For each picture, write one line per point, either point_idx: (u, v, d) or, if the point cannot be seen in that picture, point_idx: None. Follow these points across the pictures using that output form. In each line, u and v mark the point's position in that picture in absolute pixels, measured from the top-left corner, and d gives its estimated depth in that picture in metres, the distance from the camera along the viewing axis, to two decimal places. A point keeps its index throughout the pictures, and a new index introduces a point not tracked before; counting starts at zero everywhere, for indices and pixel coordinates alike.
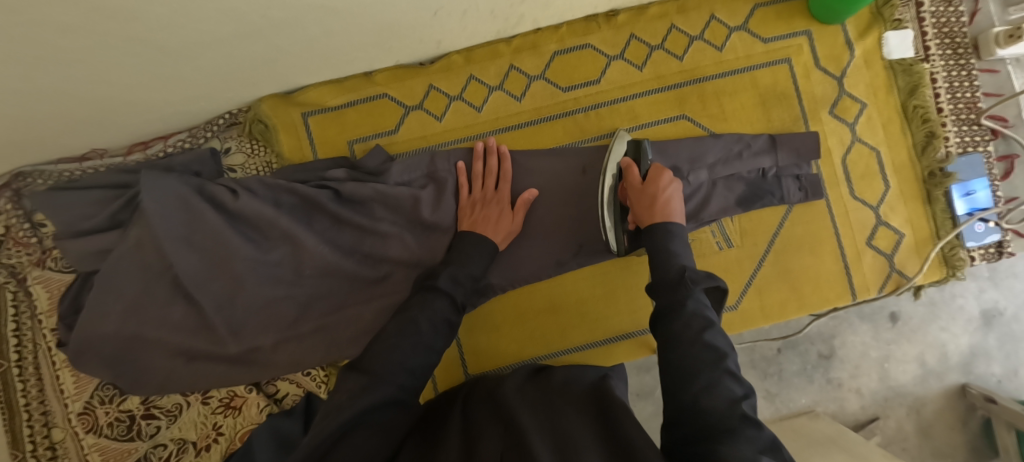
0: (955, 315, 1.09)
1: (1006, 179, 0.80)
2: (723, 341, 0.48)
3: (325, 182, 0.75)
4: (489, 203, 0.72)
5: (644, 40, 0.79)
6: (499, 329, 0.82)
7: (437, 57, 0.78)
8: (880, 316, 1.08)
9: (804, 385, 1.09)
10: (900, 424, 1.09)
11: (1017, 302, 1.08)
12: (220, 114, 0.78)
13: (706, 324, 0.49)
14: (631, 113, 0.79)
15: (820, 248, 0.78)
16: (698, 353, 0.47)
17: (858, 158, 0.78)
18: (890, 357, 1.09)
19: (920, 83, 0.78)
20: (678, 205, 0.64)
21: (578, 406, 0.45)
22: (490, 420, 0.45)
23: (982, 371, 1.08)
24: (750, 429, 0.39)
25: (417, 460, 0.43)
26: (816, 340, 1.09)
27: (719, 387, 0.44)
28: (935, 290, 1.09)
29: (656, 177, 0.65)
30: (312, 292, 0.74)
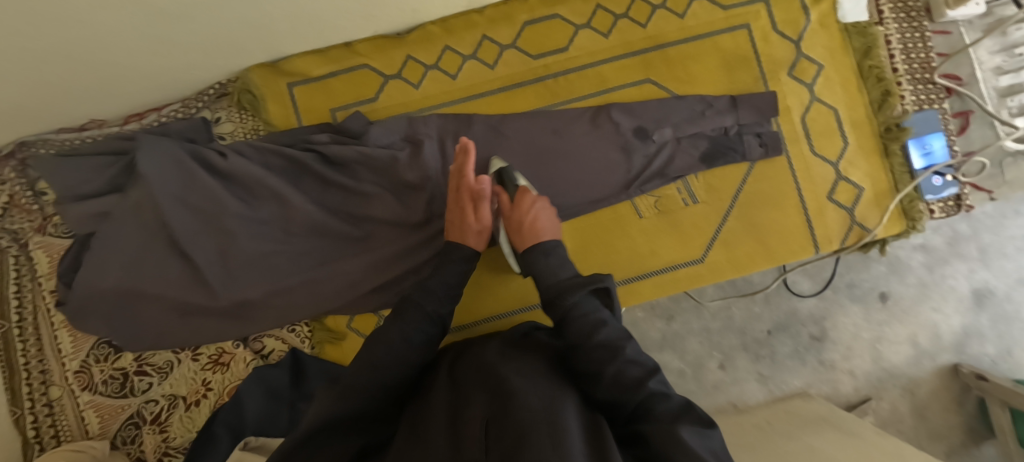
0: (946, 295, 1.10)
1: (963, 134, 0.83)
2: (616, 335, 0.55)
3: (310, 146, 0.79)
4: (453, 206, 0.73)
5: (609, 10, 0.83)
6: (485, 285, 0.85)
7: (413, 28, 0.83)
8: (871, 297, 1.10)
9: (797, 368, 1.11)
10: (894, 405, 1.10)
11: (1009, 283, 1.10)
12: (211, 85, 0.83)
13: (596, 326, 0.56)
14: (599, 78, 0.83)
15: (783, 203, 0.81)
16: (594, 352, 0.53)
17: (817, 116, 0.82)
18: (882, 338, 1.11)
19: (875, 44, 0.82)
20: (544, 222, 0.71)
21: (548, 374, 0.51)
22: (462, 394, 0.51)
23: (975, 351, 1.10)
24: (662, 403, 0.47)
25: (410, 434, 0.47)
26: (807, 322, 1.11)
27: (622, 374, 0.50)
28: (926, 272, 1.11)
29: (520, 200, 0.72)
30: (299, 250, 0.78)
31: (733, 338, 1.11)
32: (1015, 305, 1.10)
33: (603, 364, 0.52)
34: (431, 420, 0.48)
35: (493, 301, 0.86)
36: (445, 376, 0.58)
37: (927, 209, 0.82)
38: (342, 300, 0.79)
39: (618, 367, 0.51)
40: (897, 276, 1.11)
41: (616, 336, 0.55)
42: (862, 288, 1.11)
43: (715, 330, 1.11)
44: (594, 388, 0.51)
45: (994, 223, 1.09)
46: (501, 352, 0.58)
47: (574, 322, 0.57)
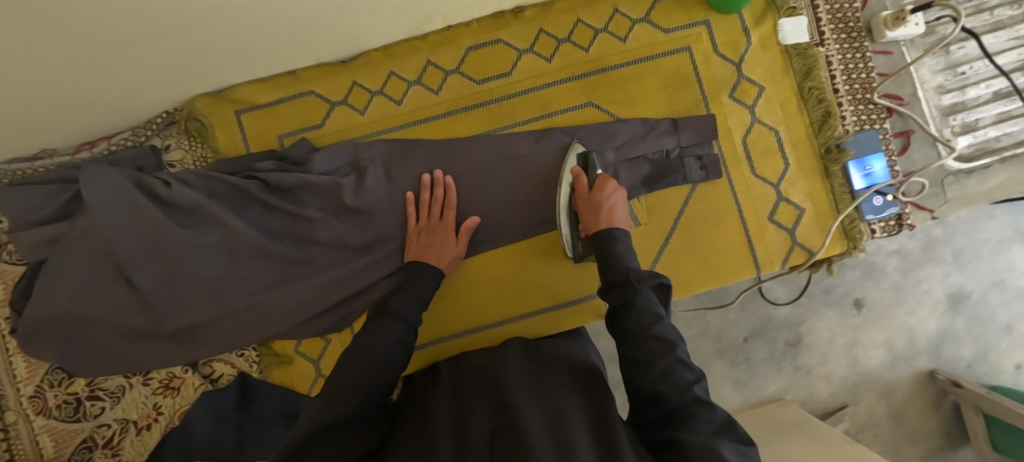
0: (921, 299, 1.11)
1: (904, 154, 0.84)
2: (672, 333, 0.54)
3: (254, 175, 0.80)
4: (435, 231, 0.78)
5: (552, 34, 0.84)
6: (441, 305, 0.85)
7: (358, 55, 0.84)
8: (845, 302, 1.11)
9: (773, 373, 1.12)
10: (871, 410, 1.11)
11: (983, 286, 1.10)
12: (159, 113, 0.84)
13: (655, 318, 0.55)
14: (541, 101, 0.84)
15: (725, 223, 0.81)
16: (649, 345, 0.53)
17: (758, 137, 0.83)
18: (858, 344, 1.11)
19: (814, 65, 0.83)
20: (620, 210, 0.70)
21: (556, 384, 0.53)
22: (468, 404, 0.53)
23: (951, 355, 1.11)
24: (706, 412, 0.47)
25: (417, 437, 0.50)
26: (782, 328, 1.12)
27: (673, 375, 0.50)
28: (901, 276, 1.11)
29: (600, 186, 0.72)
30: (244, 275, 0.79)
31: (708, 345, 1.12)
32: (990, 308, 1.11)
33: (657, 358, 0.52)
34: (434, 425, 0.50)
35: (448, 322, 0.85)
36: (449, 385, 0.60)
37: (868, 229, 0.83)
38: (287, 324, 0.80)
39: (671, 367, 0.51)
40: (871, 281, 1.12)
41: (673, 335, 0.54)
42: (836, 293, 1.12)
43: (690, 337, 1.12)
44: (642, 379, 0.52)
45: (968, 226, 1.10)
46: (512, 364, 0.59)
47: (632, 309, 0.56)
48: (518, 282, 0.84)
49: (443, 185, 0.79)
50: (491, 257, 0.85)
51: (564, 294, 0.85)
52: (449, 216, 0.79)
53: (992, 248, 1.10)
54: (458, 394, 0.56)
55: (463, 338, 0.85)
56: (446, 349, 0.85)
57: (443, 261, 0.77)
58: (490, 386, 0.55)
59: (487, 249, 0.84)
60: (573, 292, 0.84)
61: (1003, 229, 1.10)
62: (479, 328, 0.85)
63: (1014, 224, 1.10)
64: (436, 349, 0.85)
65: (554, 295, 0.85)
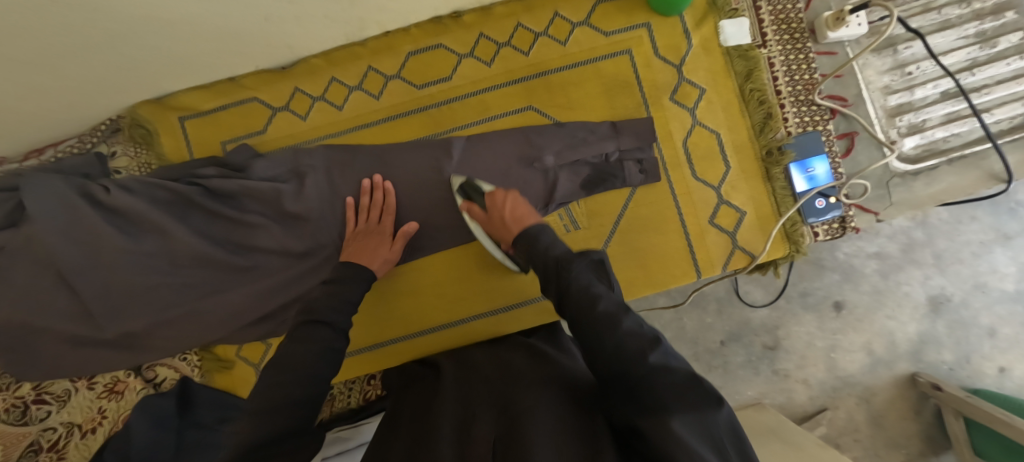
0: (901, 302, 1.09)
1: (848, 156, 0.83)
2: (615, 307, 0.51)
3: (196, 181, 0.80)
4: (371, 234, 0.77)
5: (492, 38, 0.84)
6: (384, 310, 0.85)
7: (298, 61, 0.84)
8: (823, 305, 1.10)
9: (751, 377, 1.10)
10: (851, 415, 1.09)
11: (965, 289, 1.09)
12: (102, 121, 0.85)
13: (597, 297, 0.52)
14: (480, 106, 0.84)
15: (665, 226, 0.81)
16: (593, 325, 0.49)
17: (699, 140, 0.82)
18: (836, 347, 1.10)
19: (756, 67, 0.82)
20: (523, 209, 0.73)
21: (562, 391, 0.52)
22: (472, 407, 0.53)
23: (933, 359, 1.09)
24: (663, 376, 0.42)
25: (416, 442, 0.50)
26: (760, 331, 1.11)
27: (622, 348, 0.46)
28: (881, 279, 1.09)
29: (492, 202, 0.74)
30: (184, 281, 0.79)
31: (685, 348, 1.11)
32: (972, 312, 1.09)
33: (603, 335, 0.48)
34: (437, 429, 0.50)
35: (392, 327, 0.85)
36: (455, 387, 0.60)
37: (811, 231, 0.82)
38: (226, 330, 0.82)
39: (619, 340, 0.47)
40: (850, 283, 1.10)
41: (614, 307, 0.51)
42: (815, 296, 1.10)
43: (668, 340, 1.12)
44: (598, 358, 0.48)
45: (949, 228, 1.08)
46: (517, 369, 0.59)
47: (574, 294, 0.54)
48: (460, 286, 0.84)
49: (382, 190, 0.79)
50: (433, 261, 0.85)
51: (507, 298, 0.84)
52: (388, 221, 0.78)
53: (974, 250, 1.08)
54: (457, 399, 0.56)
55: (408, 342, 0.85)
56: (392, 353, 0.86)
57: (376, 263, 0.76)
58: (494, 391, 0.55)
59: (426, 254, 0.84)
60: (516, 296, 0.84)
61: (985, 231, 1.08)
62: (422, 332, 0.85)
63: (996, 226, 1.08)
64: (385, 351, 0.86)
65: (498, 299, 0.84)
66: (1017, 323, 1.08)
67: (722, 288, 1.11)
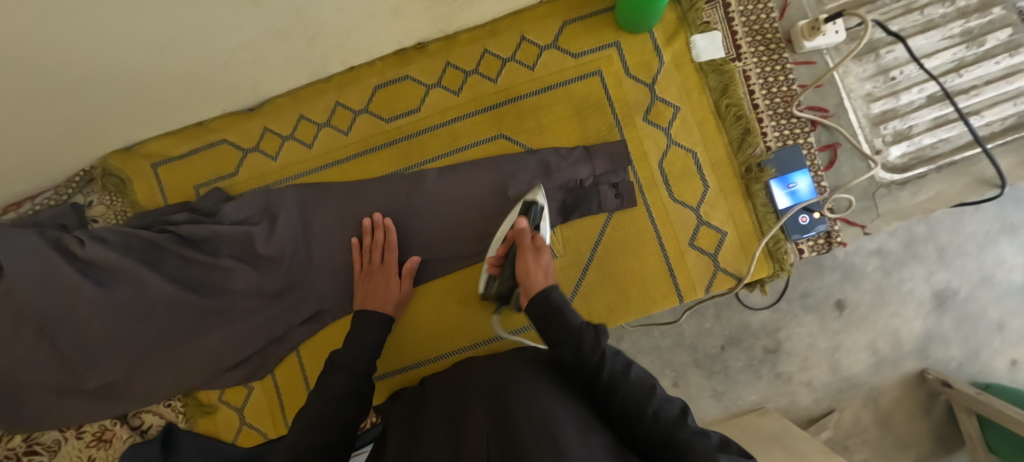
0: (905, 299, 1.06)
1: (831, 169, 0.80)
2: (646, 375, 0.54)
3: (166, 228, 0.80)
4: (376, 276, 0.76)
5: (459, 66, 0.82)
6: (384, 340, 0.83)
7: (265, 101, 0.84)
8: (825, 305, 1.06)
9: (753, 382, 1.07)
10: (857, 416, 1.06)
11: (971, 283, 1.06)
12: (76, 173, 0.85)
13: (626, 363, 0.55)
14: (450, 135, 0.83)
15: (643, 251, 0.79)
16: (629, 390, 0.51)
17: (674, 160, 0.80)
18: (840, 347, 1.06)
19: (730, 81, 0.80)
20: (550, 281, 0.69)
21: (558, 386, 0.53)
22: (466, 405, 0.54)
23: (940, 355, 1.06)
24: (703, 440, 0.45)
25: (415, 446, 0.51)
26: (760, 334, 1.07)
27: (661, 412, 0.49)
28: (883, 277, 1.06)
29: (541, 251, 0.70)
30: (160, 328, 0.79)
31: (684, 354, 1.08)
32: (979, 305, 1.06)
33: (641, 401, 0.50)
34: (433, 434, 0.51)
35: (388, 359, 0.83)
36: (449, 387, 0.61)
37: (795, 248, 0.80)
38: (206, 374, 0.82)
39: (657, 405, 0.49)
40: (851, 282, 1.06)
41: (646, 374, 0.54)
42: (816, 296, 1.07)
43: (666, 347, 1.08)
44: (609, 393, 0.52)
45: (952, 221, 1.05)
46: (508, 362, 0.59)
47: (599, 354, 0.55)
48: (461, 313, 0.83)
49: (383, 228, 0.77)
50: (419, 294, 0.83)
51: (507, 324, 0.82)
52: (392, 258, 0.77)
53: (980, 242, 1.05)
54: (451, 405, 0.56)
55: (408, 373, 0.83)
56: (392, 384, 0.84)
57: (389, 305, 0.76)
58: (486, 385, 0.55)
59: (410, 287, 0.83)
60: (516, 320, 0.83)
61: (989, 222, 1.05)
62: (424, 361, 0.83)
63: (1001, 217, 1.05)
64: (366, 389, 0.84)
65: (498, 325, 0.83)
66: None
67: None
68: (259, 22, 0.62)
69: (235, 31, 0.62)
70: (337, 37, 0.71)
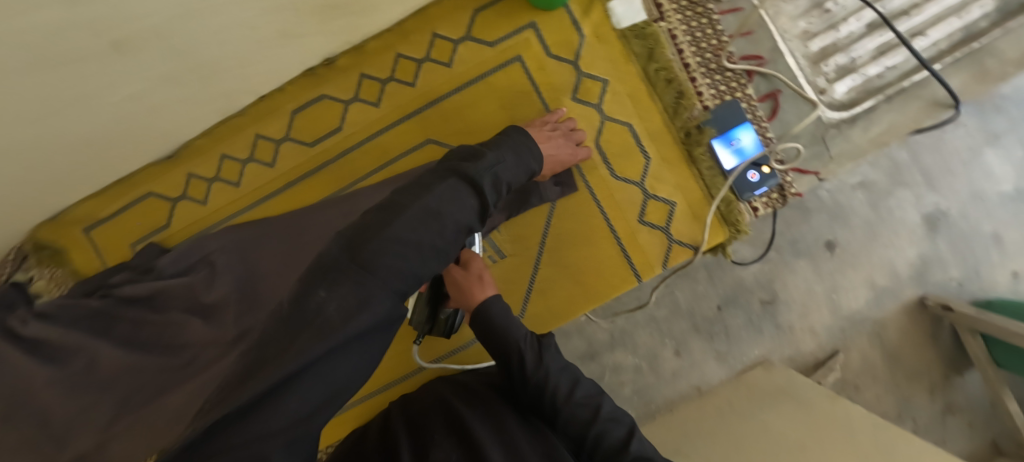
0: (897, 229, 1.02)
1: (775, 118, 0.76)
2: (592, 391, 0.57)
3: (109, 291, 0.78)
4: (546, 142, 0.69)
5: (374, 77, 0.79)
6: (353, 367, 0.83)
7: (183, 146, 0.81)
8: (815, 248, 1.03)
9: (754, 337, 1.04)
10: (864, 354, 1.03)
11: (961, 201, 1.02)
12: (9, 251, 0.84)
13: (573, 383, 0.56)
14: (378, 150, 0.80)
15: (594, 238, 0.76)
16: (574, 413, 0.54)
17: (611, 136, 0.76)
18: (837, 288, 1.03)
19: (656, 44, 0.76)
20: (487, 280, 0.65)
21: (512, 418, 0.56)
22: (424, 434, 0.53)
23: (939, 278, 1.02)
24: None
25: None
26: (755, 289, 1.04)
27: (606, 437, 0.53)
28: (870, 210, 1.02)
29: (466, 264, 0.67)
30: (124, 391, 0.68)
31: (682, 322, 1.05)
32: (972, 222, 1.02)
33: (586, 426, 0.53)
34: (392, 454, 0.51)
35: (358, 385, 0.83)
36: (410, 415, 0.59)
37: (749, 208, 0.76)
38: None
39: (601, 428, 0.53)
40: (840, 222, 1.03)
41: (592, 391, 0.57)
42: (805, 242, 1.03)
43: (663, 318, 1.05)
44: (556, 423, 0.55)
45: (933, 141, 1.01)
46: (462, 397, 0.60)
47: (549, 379, 0.56)
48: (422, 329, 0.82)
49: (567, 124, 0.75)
50: None
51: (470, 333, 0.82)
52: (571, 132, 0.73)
53: (964, 159, 1.01)
54: (417, 428, 0.55)
55: (378, 396, 0.83)
56: (363, 410, 0.83)
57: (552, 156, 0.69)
58: (447, 420, 0.55)
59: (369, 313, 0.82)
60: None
61: (971, 136, 1.01)
62: (393, 382, 0.83)
63: (982, 128, 1.01)
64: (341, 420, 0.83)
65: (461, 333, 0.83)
66: (1021, 224, 1.02)
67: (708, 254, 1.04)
68: (142, 71, 0.58)
69: (118, 85, 0.59)
70: (233, 70, 0.68)
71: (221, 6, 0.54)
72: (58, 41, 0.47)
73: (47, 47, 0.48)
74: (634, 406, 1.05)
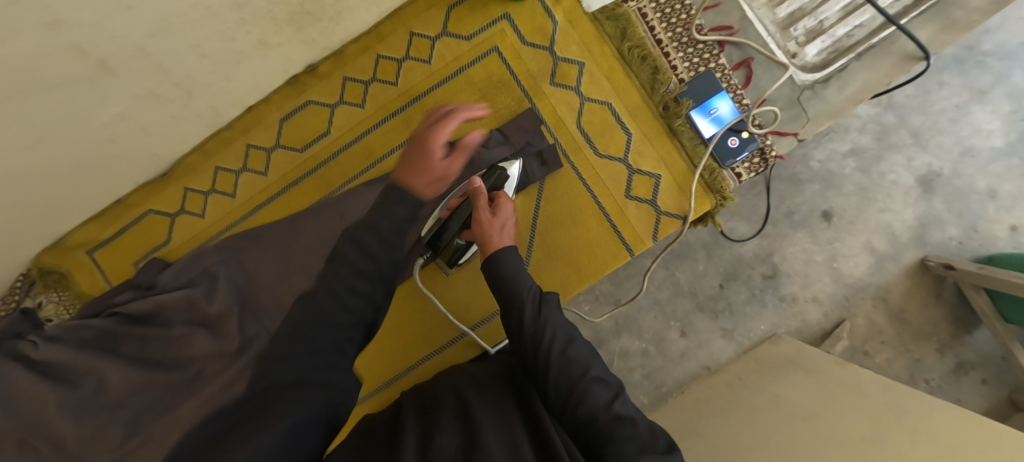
0: (891, 192, 1.03)
1: (750, 85, 0.78)
2: (585, 353, 0.57)
3: (113, 310, 0.79)
4: (414, 151, 0.54)
5: (357, 79, 0.81)
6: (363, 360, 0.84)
7: (175, 163, 0.83)
8: (812, 219, 1.04)
9: (759, 311, 1.05)
10: (870, 319, 1.04)
11: (952, 160, 1.02)
12: (16, 278, 0.84)
13: (568, 339, 0.57)
14: (365, 151, 0.82)
15: (582, 216, 0.78)
16: (565, 367, 0.55)
17: (591, 116, 0.78)
18: (837, 256, 1.04)
19: (627, 24, 0.77)
20: (510, 233, 0.66)
21: (513, 406, 0.56)
22: (429, 419, 0.52)
23: (939, 238, 1.03)
24: (625, 429, 0.51)
25: (380, 441, 0.50)
26: (755, 263, 1.05)
27: (590, 395, 0.53)
28: (863, 176, 1.03)
29: (498, 206, 0.67)
30: (138, 410, 0.67)
31: (685, 302, 1.06)
32: (967, 180, 1.03)
33: (573, 381, 0.54)
34: (398, 432, 0.50)
35: (369, 376, 0.84)
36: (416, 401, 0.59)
37: (732, 174, 0.78)
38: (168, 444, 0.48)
39: (590, 387, 0.54)
40: (833, 189, 1.04)
41: (586, 353, 0.57)
42: (801, 213, 1.04)
43: (665, 300, 1.07)
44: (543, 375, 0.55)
45: (918, 102, 1.02)
46: (469, 386, 0.61)
47: (545, 331, 0.57)
48: (426, 317, 0.83)
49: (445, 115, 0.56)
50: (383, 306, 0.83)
51: (474, 318, 0.82)
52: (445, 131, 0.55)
53: (951, 116, 1.02)
54: (426, 410, 0.55)
55: (384, 391, 0.83)
56: (377, 402, 0.84)
57: (423, 183, 0.51)
58: (457, 404, 0.55)
59: None
60: (482, 312, 0.82)
61: (957, 94, 1.02)
62: (404, 372, 0.84)
63: (968, 85, 1.02)
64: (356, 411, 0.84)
65: (469, 316, 0.82)
66: (1016, 177, 1.02)
67: (705, 232, 1.05)
68: (128, 90, 0.61)
69: (107, 104, 0.62)
70: (215, 83, 0.70)
71: (196, 18, 0.57)
72: (43, 63, 0.50)
73: (34, 69, 0.50)
74: (645, 390, 1.06)
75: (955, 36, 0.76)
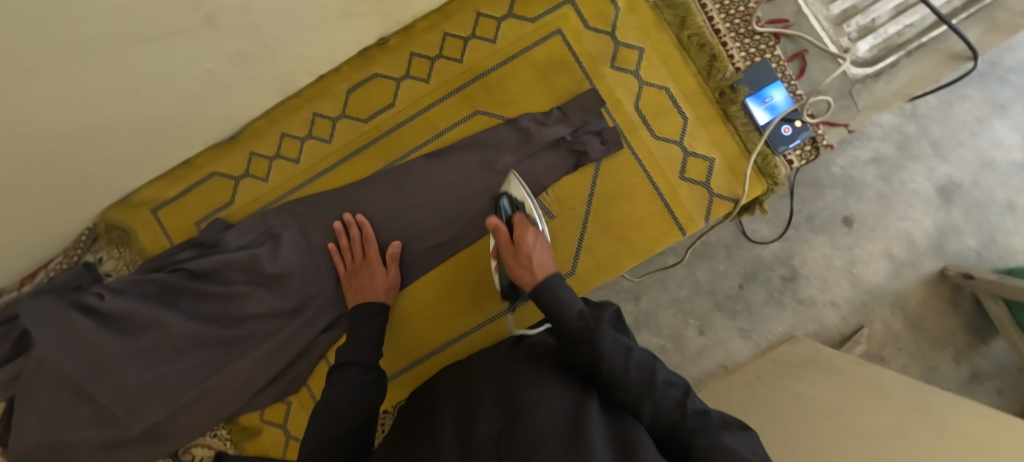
0: (911, 200, 1.06)
1: (804, 76, 0.81)
2: (645, 357, 0.56)
3: (177, 266, 0.81)
4: (361, 270, 0.77)
5: (422, 55, 0.84)
6: (418, 325, 0.86)
7: (243, 127, 0.86)
8: (832, 224, 1.06)
9: (777, 313, 1.07)
10: (887, 325, 1.06)
11: (972, 171, 1.06)
12: (81, 232, 0.86)
13: (627, 350, 0.56)
14: (426, 124, 0.85)
15: (635, 194, 0.81)
16: (629, 377, 0.53)
17: (648, 100, 0.81)
18: (856, 261, 1.07)
19: (687, 12, 0.81)
20: (543, 259, 0.68)
21: (556, 379, 0.55)
22: (472, 410, 0.54)
23: (957, 248, 1.06)
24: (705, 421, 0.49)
25: (431, 437, 0.53)
26: (774, 265, 1.08)
27: (664, 400, 0.52)
28: (884, 183, 1.06)
29: (521, 239, 0.70)
30: (189, 365, 0.80)
31: (705, 300, 1.08)
32: (986, 192, 1.06)
33: (642, 389, 0.52)
34: (446, 428, 0.52)
35: (425, 341, 0.86)
36: (455, 395, 0.62)
37: (784, 160, 0.81)
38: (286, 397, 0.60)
39: (659, 393, 0.52)
40: (854, 196, 1.07)
41: (646, 358, 0.56)
42: (822, 217, 1.07)
43: (685, 298, 1.09)
44: (607, 389, 0.53)
45: (940, 114, 1.06)
46: (510, 367, 0.61)
47: (602, 348, 0.55)
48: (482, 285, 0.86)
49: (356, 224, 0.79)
50: (439, 273, 0.85)
51: None
52: (370, 250, 0.78)
53: (972, 129, 1.06)
54: (468, 401, 0.57)
55: (439, 355, 0.86)
56: (431, 366, 0.86)
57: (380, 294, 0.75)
58: (496, 389, 0.57)
59: (415, 279, 0.84)
60: None
61: (979, 108, 1.06)
62: (458, 338, 0.86)
63: (990, 99, 1.05)
64: (411, 375, 0.86)
65: None
66: None
67: (727, 233, 1.08)
68: (217, 48, 0.64)
69: (196, 60, 0.64)
70: (296, 48, 0.73)
71: None
72: (155, 13, 0.53)
73: (146, 16, 0.53)
74: None
75: (999, 36, 0.79)
